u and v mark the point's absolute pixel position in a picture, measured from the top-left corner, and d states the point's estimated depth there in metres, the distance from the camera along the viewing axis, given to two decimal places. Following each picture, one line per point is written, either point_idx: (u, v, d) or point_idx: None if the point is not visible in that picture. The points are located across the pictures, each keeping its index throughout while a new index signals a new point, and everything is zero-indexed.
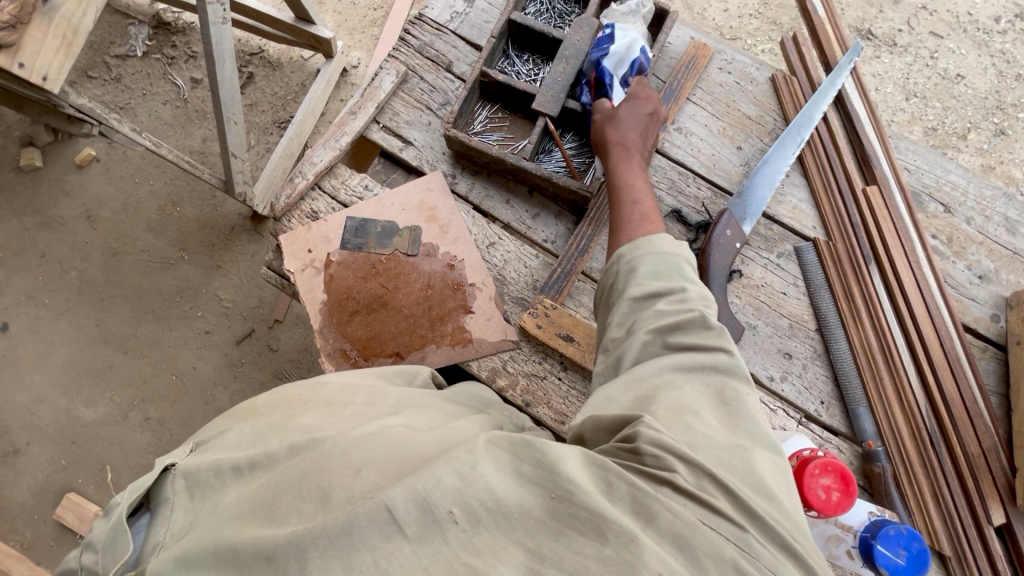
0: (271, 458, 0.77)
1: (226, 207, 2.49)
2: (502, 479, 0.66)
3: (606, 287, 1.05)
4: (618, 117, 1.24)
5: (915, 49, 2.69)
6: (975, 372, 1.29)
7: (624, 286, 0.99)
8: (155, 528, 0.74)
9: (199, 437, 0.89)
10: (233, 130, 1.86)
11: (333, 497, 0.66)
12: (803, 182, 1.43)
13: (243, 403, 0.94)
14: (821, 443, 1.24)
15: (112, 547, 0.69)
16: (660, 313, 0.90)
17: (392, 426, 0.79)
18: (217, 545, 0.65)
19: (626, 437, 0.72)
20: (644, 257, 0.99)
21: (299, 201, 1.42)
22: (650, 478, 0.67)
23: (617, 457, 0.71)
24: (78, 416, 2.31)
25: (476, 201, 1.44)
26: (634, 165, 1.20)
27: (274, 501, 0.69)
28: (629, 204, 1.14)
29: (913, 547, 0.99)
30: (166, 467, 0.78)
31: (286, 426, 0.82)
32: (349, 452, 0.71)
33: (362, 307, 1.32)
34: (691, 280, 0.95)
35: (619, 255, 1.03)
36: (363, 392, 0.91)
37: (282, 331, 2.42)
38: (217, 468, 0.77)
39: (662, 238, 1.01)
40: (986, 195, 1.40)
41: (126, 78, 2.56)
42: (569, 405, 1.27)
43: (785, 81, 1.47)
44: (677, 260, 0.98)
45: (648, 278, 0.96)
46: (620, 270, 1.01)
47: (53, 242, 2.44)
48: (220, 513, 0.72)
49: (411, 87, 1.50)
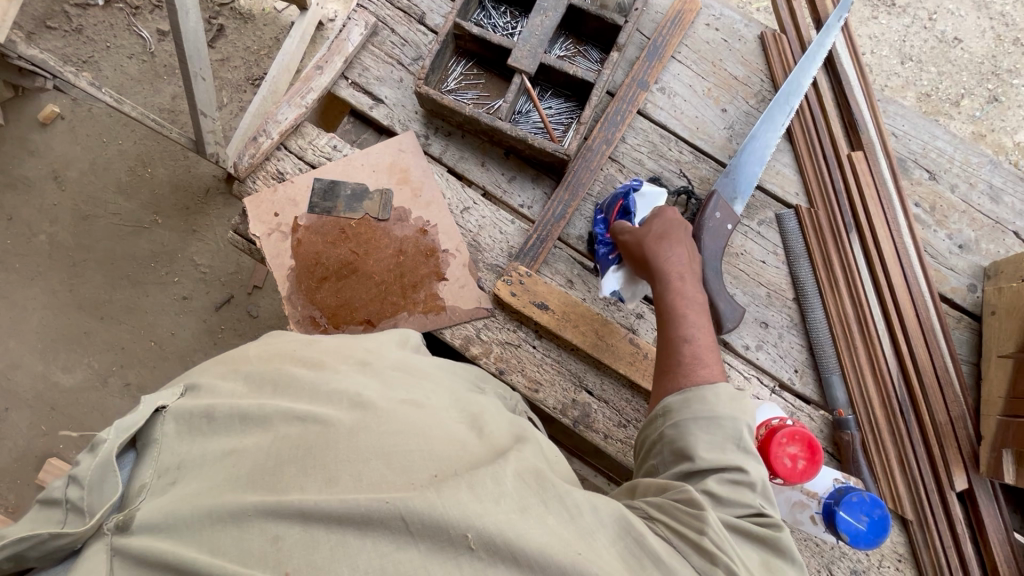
0: (265, 414, 0.77)
1: (199, 168, 2.39)
2: (525, 519, 0.67)
3: (648, 439, 0.93)
4: (664, 238, 1.11)
5: (914, 10, 2.60)
6: (949, 343, 1.29)
7: (669, 450, 0.87)
8: (142, 467, 0.75)
9: (187, 379, 0.88)
10: (200, 86, 1.75)
11: (342, 479, 0.68)
12: (788, 147, 1.38)
13: (234, 350, 0.94)
14: (792, 411, 1.25)
15: (100, 484, 0.70)
16: (715, 496, 0.79)
17: (399, 404, 0.80)
18: (216, 507, 0.67)
19: (690, 509, 0.73)
20: (695, 421, 0.86)
21: (263, 161, 1.35)
22: (704, 557, 0.69)
23: (676, 520, 0.73)
24: (56, 382, 2.27)
25: (451, 163, 1.38)
26: (681, 297, 1.05)
27: (274, 471, 0.70)
28: (677, 340, 1.00)
29: (874, 513, 1.00)
30: (157, 408, 0.78)
31: (282, 381, 0.83)
32: (356, 435, 0.73)
33: (332, 273, 1.28)
34: (752, 456, 0.84)
35: (669, 409, 0.90)
36: (359, 351, 0.92)
37: (262, 297, 2.38)
38: (209, 415, 0.78)
39: (717, 396, 0.87)
40: (973, 161, 1.37)
41: (87, 29, 2.40)
42: (543, 372, 1.26)
43: (774, 40, 1.40)
44: (734, 425, 0.84)
45: (701, 443, 0.84)
46: (666, 429, 0.89)
47: (19, 203, 2.34)
48: (209, 469, 0.73)
49: (381, 40, 1.42)
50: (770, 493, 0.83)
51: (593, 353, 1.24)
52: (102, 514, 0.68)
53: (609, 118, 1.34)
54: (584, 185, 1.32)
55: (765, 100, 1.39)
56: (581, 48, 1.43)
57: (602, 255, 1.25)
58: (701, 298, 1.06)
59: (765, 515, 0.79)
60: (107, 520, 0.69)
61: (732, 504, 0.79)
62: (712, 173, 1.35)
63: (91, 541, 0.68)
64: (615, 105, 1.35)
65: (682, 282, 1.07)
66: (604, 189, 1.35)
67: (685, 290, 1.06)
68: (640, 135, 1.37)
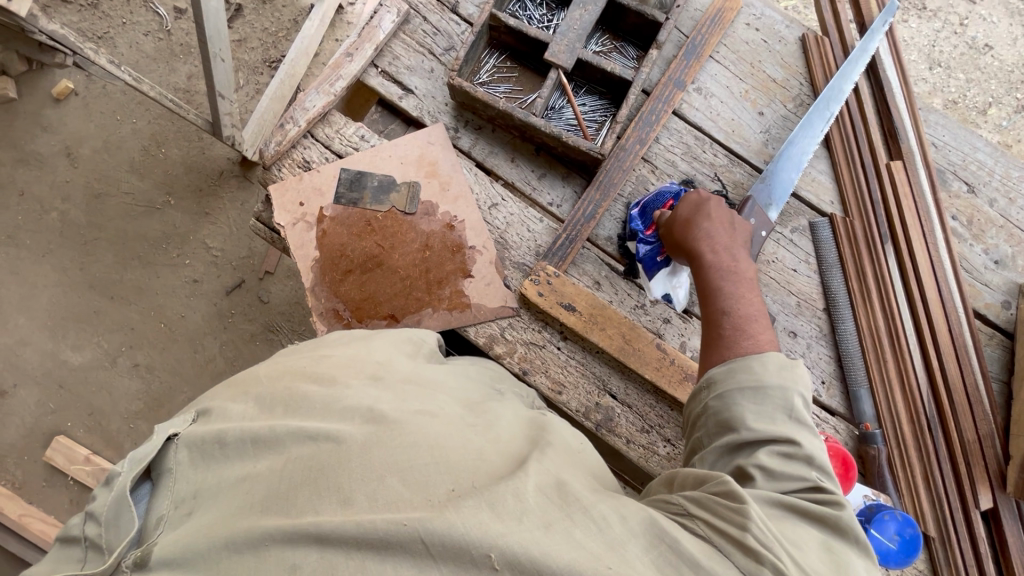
0: (277, 436, 0.74)
1: (213, 150, 2.36)
2: (550, 535, 0.63)
3: (692, 415, 0.93)
4: (694, 219, 1.09)
5: (945, 14, 2.54)
6: (980, 359, 1.27)
7: (714, 422, 0.87)
8: (158, 499, 0.73)
9: (199, 404, 0.86)
10: (219, 67, 1.72)
11: (356, 500, 0.66)
12: (825, 154, 1.35)
13: (243, 371, 0.91)
14: (819, 423, 1.23)
15: (116, 521, 0.68)
16: (767, 470, 0.78)
17: (414, 414, 0.78)
18: (231, 536, 0.64)
19: (730, 503, 0.69)
20: (741, 391, 0.85)
21: (290, 149, 1.32)
22: (748, 557, 0.64)
23: (717, 515, 0.69)
24: (65, 361, 2.26)
25: (480, 157, 1.36)
26: (718, 273, 1.03)
27: (288, 495, 0.67)
28: (718, 316, 0.99)
29: (905, 533, 1.02)
30: (168, 436, 0.76)
31: (294, 400, 0.80)
32: (371, 451, 0.70)
33: (356, 267, 1.26)
34: (804, 427, 0.83)
35: (712, 382, 0.90)
36: (370, 365, 0.88)
37: (273, 283, 2.36)
38: (221, 441, 0.75)
39: (765, 365, 0.86)
40: (1012, 175, 1.34)
41: (103, 3, 2.35)
42: (568, 374, 1.25)
43: (816, 42, 1.36)
44: (784, 395, 0.83)
45: (749, 414, 0.83)
46: (710, 401, 0.89)
47: (31, 179, 2.32)
48: (224, 496, 0.71)
49: (412, 29, 1.39)
50: (827, 466, 0.81)
51: (619, 357, 1.22)
52: (120, 551, 0.66)
53: (644, 117, 1.31)
54: (616, 186, 1.29)
55: (804, 104, 1.36)
56: (618, 44, 1.40)
57: (645, 255, 1.23)
58: (738, 267, 1.04)
59: (822, 489, 0.77)
60: (126, 558, 0.66)
61: (785, 477, 0.78)
62: (747, 178, 1.33)
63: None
64: (650, 104, 1.31)
65: (717, 254, 1.05)
66: (636, 190, 1.32)
67: (719, 261, 1.04)
68: (675, 136, 1.34)
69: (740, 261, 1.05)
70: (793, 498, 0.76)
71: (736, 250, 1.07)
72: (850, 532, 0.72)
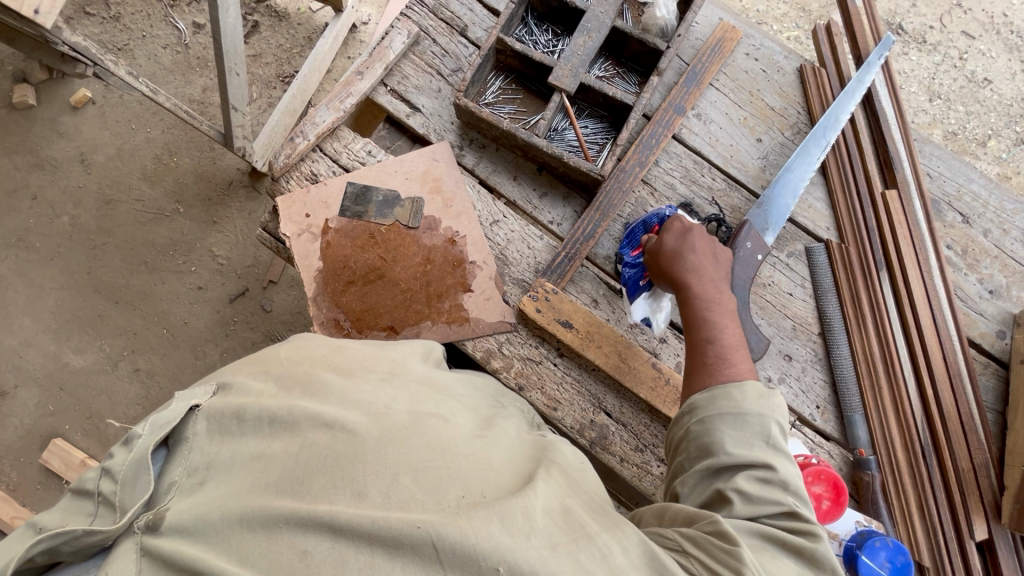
0: (294, 418, 0.75)
1: (225, 161, 2.43)
2: (557, 556, 0.64)
3: (675, 437, 0.93)
4: (679, 251, 1.10)
5: (945, 48, 2.59)
6: (975, 388, 1.28)
7: (695, 447, 0.88)
8: (172, 464, 0.74)
9: (219, 376, 0.87)
10: (234, 81, 1.76)
11: (369, 495, 0.67)
12: (822, 181, 1.38)
13: (262, 352, 0.92)
14: (813, 447, 1.23)
15: (132, 481, 0.69)
16: (748, 498, 0.79)
17: (425, 417, 0.79)
18: (245, 514, 0.65)
19: (724, 544, 0.69)
20: (721, 417, 0.86)
21: (298, 161, 1.36)
22: None
23: (713, 558, 0.69)
24: (67, 363, 2.28)
25: (483, 175, 1.39)
26: (702, 305, 1.05)
27: (303, 479, 0.68)
28: (707, 345, 1.00)
29: (897, 560, 1.02)
30: (191, 407, 0.77)
31: (312, 385, 0.82)
32: (384, 447, 0.71)
33: (359, 278, 1.28)
34: (781, 457, 0.83)
35: (694, 407, 0.90)
36: (384, 363, 0.90)
37: (276, 293, 2.39)
38: (239, 417, 0.76)
39: (744, 393, 0.87)
40: (1007, 207, 1.36)
41: (125, 17, 2.43)
42: (563, 391, 1.26)
43: (813, 74, 1.40)
44: (762, 422, 0.84)
45: (729, 439, 0.84)
46: (691, 426, 0.89)
47: (44, 184, 2.36)
48: (238, 473, 0.72)
49: (422, 50, 1.43)
50: (803, 492, 0.82)
51: (615, 375, 1.23)
52: (133, 513, 0.67)
53: (644, 141, 1.34)
54: (615, 207, 1.31)
55: (800, 132, 1.39)
56: (620, 71, 1.45)
57: (629, 279, 1.26)
58: (721, 299, 1.06)
59: (797, 516, 0.78)
60: (138, 520, 0.68)
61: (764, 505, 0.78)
62: (744, 203, 1.35)
63: (121, 539, 0.67)
64: (651, 128, 1.35)
65: (702, 283, 1.07)
66: (635, 212, 1.35)
67: (702, 291, 1.06)
68: (674, 159, 1.38)
69: (722, 292, 1.07)
70: (773, 529, 0.76)
71: (720, 283, 1.08)
72: (824, 561, 0.73)
